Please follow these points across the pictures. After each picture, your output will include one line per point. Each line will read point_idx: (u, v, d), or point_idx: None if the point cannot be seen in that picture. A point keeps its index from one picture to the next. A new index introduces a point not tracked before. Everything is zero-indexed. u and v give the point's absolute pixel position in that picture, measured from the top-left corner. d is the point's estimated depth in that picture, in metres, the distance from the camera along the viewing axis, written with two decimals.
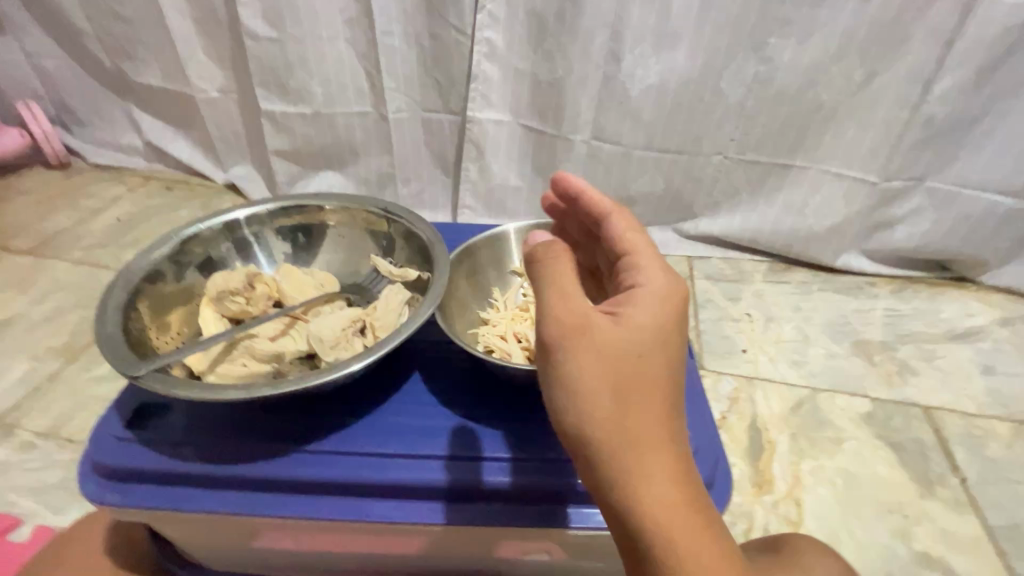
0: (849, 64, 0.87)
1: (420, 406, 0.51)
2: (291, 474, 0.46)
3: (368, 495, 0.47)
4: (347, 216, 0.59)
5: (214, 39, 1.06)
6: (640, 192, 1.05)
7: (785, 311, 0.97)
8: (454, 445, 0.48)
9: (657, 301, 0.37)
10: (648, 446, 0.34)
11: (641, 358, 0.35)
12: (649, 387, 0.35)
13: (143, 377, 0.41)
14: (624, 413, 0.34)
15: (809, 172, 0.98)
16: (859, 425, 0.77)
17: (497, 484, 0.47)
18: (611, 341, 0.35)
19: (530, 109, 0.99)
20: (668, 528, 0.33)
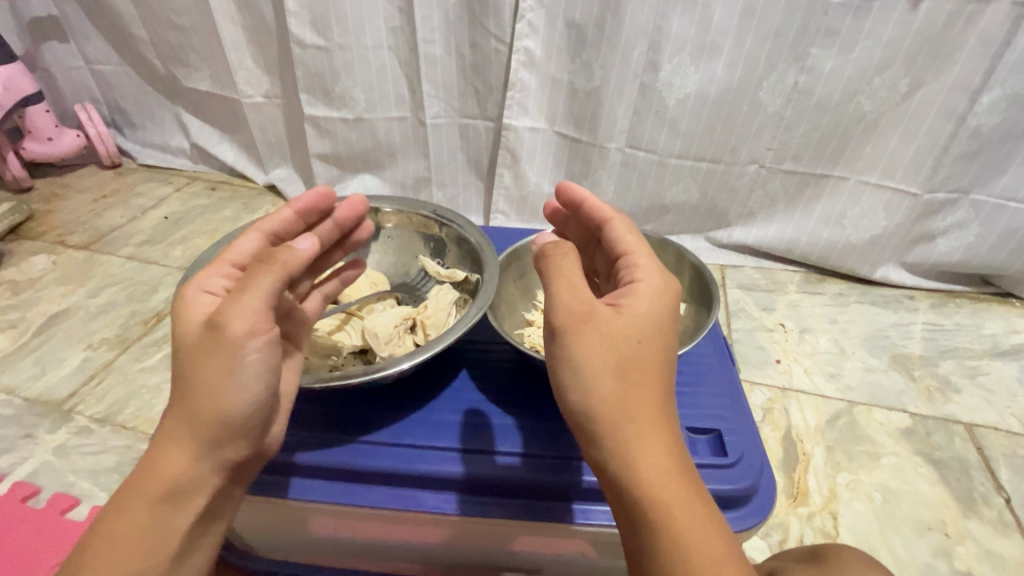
0: (893, 74, 0.86)
1: (469, 403, 0.53)
2: (345, 464, 0.49)
3: (421, 487, 0.49)
4: (400, 218, 0.62)
5: (262, 47, 1.11)
6: (674, 200, 1.05)
7: (821, 323, 0.96)
8: (498, 440, 0.50)
9: (653, 292, 0.41)
10: (646, 420, 0.37)
11: (640, 343, 0.38)
12: (647, 367, 0.38)
13: None
14: (626, 391, 0.37)
15: (847, 183, 0.97)
16: (898, 441, 0.76)
17: (527, 480, 0.48)
18: (612, 326, 0.39)
19: (566, 117, 1.00)
20: (663, 495, 0.35)
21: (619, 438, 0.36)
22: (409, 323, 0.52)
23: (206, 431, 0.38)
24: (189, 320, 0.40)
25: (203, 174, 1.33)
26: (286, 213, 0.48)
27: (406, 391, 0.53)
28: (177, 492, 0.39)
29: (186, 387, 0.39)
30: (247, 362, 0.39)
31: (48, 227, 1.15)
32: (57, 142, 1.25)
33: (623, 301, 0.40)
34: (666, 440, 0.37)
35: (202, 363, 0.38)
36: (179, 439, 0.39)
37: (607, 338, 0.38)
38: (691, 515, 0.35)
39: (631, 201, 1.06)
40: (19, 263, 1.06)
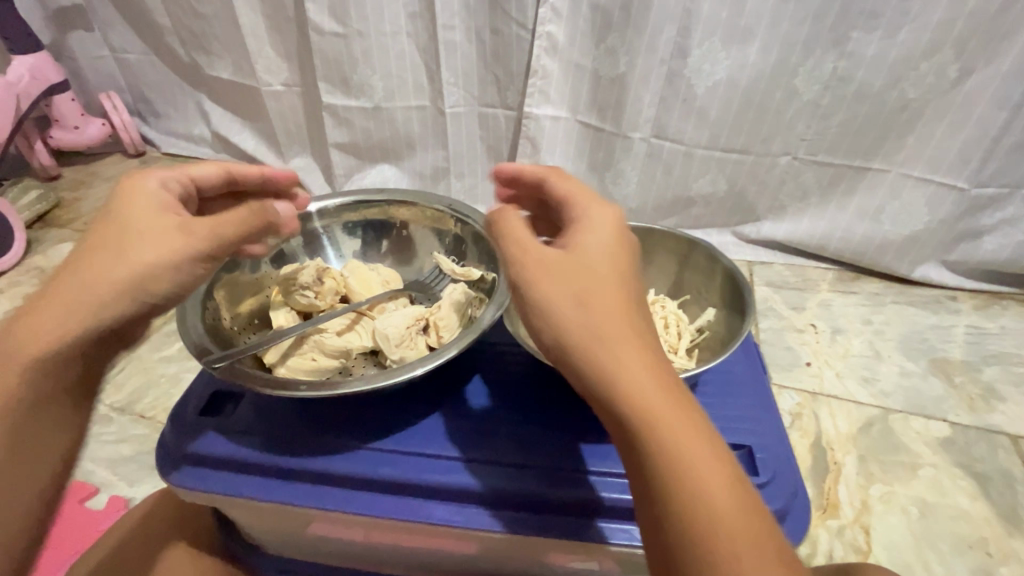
0: (942, 59, 0.81)
1: (484, 411, 0.51)
2: (359, 472, 0.47)
3: (433, 497, 0.47)
4: (413, 211, 0.60)
5: (282, 34, 1.09)
6: (700, 193, 1.01)
7: (855, 324, 0.91)
8: (516, 452, 0.48)
9: (599, 222, 0.40)
10: (637, 353, 0.34)
11: (593, 268, 0.37)
12: (626, 300, 0.36)
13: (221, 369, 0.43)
14: (592, 317, 0.35)
15: (887, 176, 0.92)
16: (936, 451, 0.72)
17: (543, 493, 0.46)
18: (582, 261, 0.37)
19: (589, 105, 0.97)
20: (666, 431, 0.33)
21: (608, 376, 0.34)
22: (421, 324, 0.50)
23: (98, 310, 0.39)
24: (126, 199, 0.43)
25: (224, 163, 1.33)
26: (256, 172, 0.52)
27: (421, 396, 0.51)
28: (45, 358, 0.38)
29: (92, 258, 0.40)
30: (170, 258, 0.41)
31: (74, 215, 1.17)
32: (83, 130, 1.26)
33: (588, 238, 0.39)
34: (663, 373, 0.34)
35: (126, 242, 0.41)
36: (64, 310, 0.38)
37: (580, 273, 0.36)
38: (696, 447, 0.33)
39: (655, 193, 1.02)
40: (45, 250, 1.07)
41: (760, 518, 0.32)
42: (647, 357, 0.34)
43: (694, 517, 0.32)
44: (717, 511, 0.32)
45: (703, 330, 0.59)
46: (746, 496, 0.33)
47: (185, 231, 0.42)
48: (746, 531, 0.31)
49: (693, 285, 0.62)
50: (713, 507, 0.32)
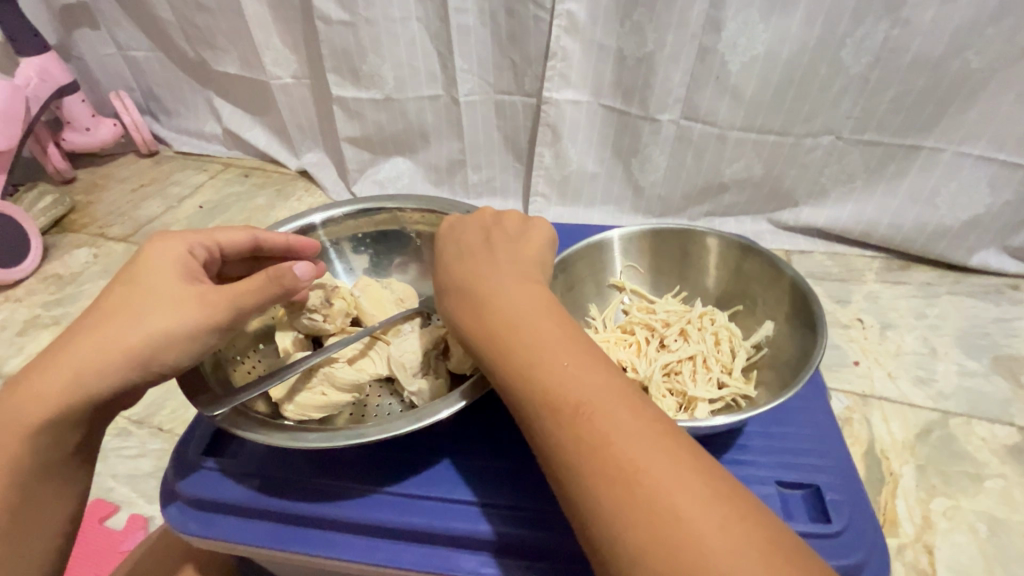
0: (1011, 23, 0.72)
1: (506, 446, 0.48)
2: (375, 519, 0.45)
3: (457, 546, 0.45)
4: (429, 219, 0.56)
5: (289, 25, 1.05)
6: (734, 178, 0.94)
7: (907, 318, 0.84)
8: (541, 497, 0.45)
9: (441, 233, 0.47)
10: (498, 292, 0.40)
11: (438, 263, 0.45)
12: (487, 257, 0.43)
13: (221, 417, 0.40)
14: (443, 299, 0.42)
15: (942, 155, 0.84)
16: (1006, 460, 0.66)
17: (578, 545, 0.43)
18: (450, 247, 0.45)
19: (613, 88, 0.90)
20: (529, 345, 0.37)
21: (475, 318, 0.39)
22: (440, 347, 0.48)
23: (105, 370, 0.40)
24: (150, 264, 0.43)
25: (236, 160, 1.30)
26: (282, 238, 0.50)
27: (441, 432, 0.49)
28: (60, 417, 0.40)
29: (103, 321, 0.41)
30: (185, 328, 0.40)
31: (90, 219, 1.15)
32: (95, 132, 1.24)
33: (437, 247, 0.46)
34: (524, 300, 0.39)
35: (136, 306, 0.41)
36: (74, 373, 0.40)
37: (444, 263, 0.44)
38: (561, 353, 0.36)
39: (685, 179, 0.96)
40: (62, 257, 1.06)
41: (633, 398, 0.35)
42: (508, 293, 0.40)
43: (565, 409, 0.34)
44: (584, 398, 0.34)
45: (762, 347, 0.54)
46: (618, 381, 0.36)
47: (203, 299, 0.41)
48: (614, 408, 0.34)
49: (764, 300, 0.55)
50: (581, 395, 0.34)
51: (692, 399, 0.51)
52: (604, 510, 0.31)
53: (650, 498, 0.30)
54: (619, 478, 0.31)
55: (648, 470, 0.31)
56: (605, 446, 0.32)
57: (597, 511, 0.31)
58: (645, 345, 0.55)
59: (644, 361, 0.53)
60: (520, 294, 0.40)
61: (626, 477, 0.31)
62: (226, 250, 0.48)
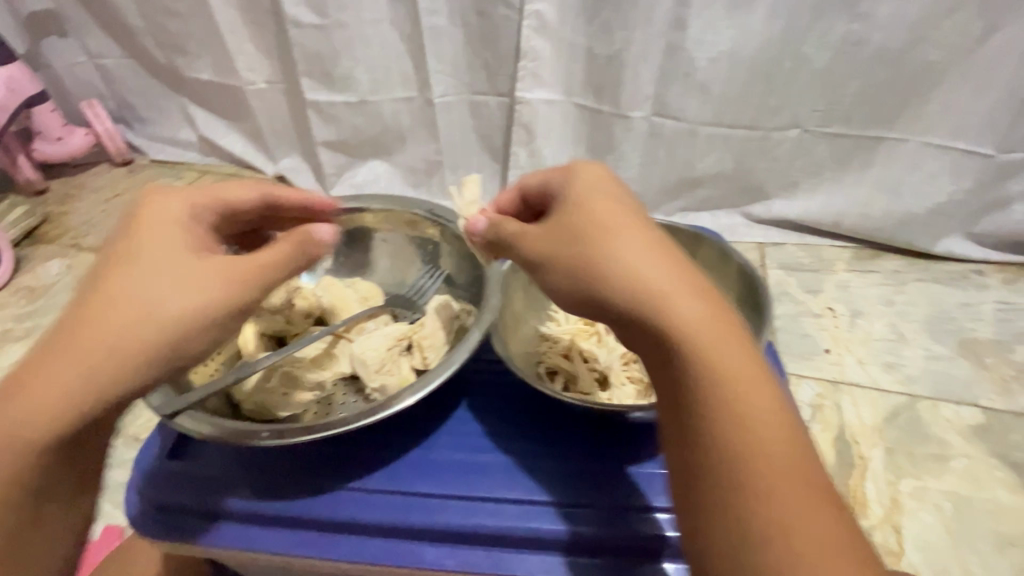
0: (966, 16, 0.74)
1: (465, 442, 0.51)
2: (342, 516, 0.47)
3: (422, 539, 0.48)
4: (392, 219, 0.58)
5: (260, 30, 1.05)
6: (707, 173, 0.96)
7: (876, 306, 0.86)
8: (496, 488, 0.48)
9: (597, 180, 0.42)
10: (650, 270, 0.36)
11: (596, 212, 0.39)
12: (629, 224, 0.38)
13: (181, 417, 0.41)
14: (633, 253, 0.37)
15: (905, 146, 0.86)
16: (970, 440, 0.68)
17: (532, 531, 0.47)
18: (616, 204, 0.40)
19: (585, 86, 0.91)
20: (688, 330, 0.35)
21: (618, 291, 0.36)
22: (404, 344, 0.49)
23: (125, 361, 0.37)
24: (159, 234, 0.40)
25: (212, 166, 1.29)
26: (300, 198, 0.52)
27: (401, 429, 0.51)
28: (76, 421, 0.36)
29: (110, 306, 0.37)
30: (202, 307, 0.39)
31: (63, 230, 1.14)
32: (67, 141, 1.22)
33: (592, 193, 0.41)
34: (679, 281, 0.36)
35: (155, 288, 0.38)
36: (95, 366, 0.36)
37: (619, 217, 0.39)
38: (716, 340, 0.35)
39: (659, 175, 0.97)
40: (35, 269, 1.05)
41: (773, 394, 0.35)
42: (659, 270, 0.36)
43: (716, 400, 0.34)
44: (739, 391, 0.34)
45: None
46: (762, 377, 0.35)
47: (222, 275, 0.40)
48: (763, 407, 0.34)
49: None
50: (740, 387, 0.34)
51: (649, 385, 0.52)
52: (737, 496, 0.32)
53: (788, 496, 0.32)
54: (762, 471, 0.32)
55: (787, 469, 0.32)
56: (753, 441, 0.33)
57: (731, 497, 0.32)
58: (606, 334, 0.55)
59: (605, 350, 0.54)
60: (675, 272, 0.36)
61: (766, 473, 0.32)
62: (232, 211, 0.47)
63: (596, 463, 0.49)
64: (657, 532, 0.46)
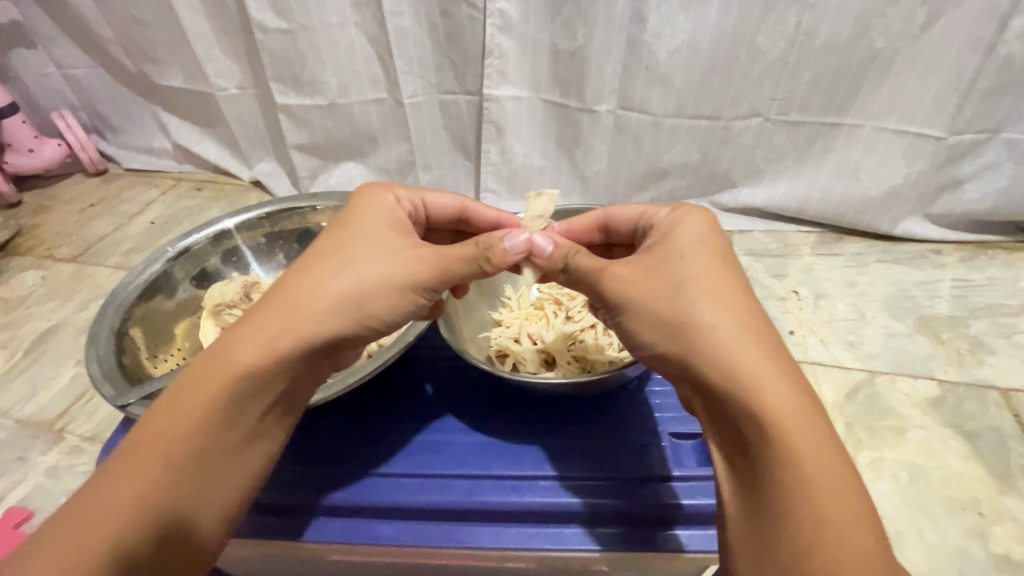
0: (910, 3, 0.77)
1: (421, 421, 0.50)
2: (291, 499, 0.47)
3: (374, 516, 0.47)
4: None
5: (228, 35, 1.05)
6: (673, 164, 0.98)
7: (839, 287, 0.88)
8: (452, 463, 0.47)
9: (690, 229, 0.42)
10: (738, 327, 0.35)
11: (682, 256, 0.39)
12: (724, 277, 0.38)
13: (131, 405, 0.47)
14: (719, 293, 0.37)
15: (861, 131, 0.89)
16: (926, 413, 0.70)
17: (491, 506, 0.45)
18: (704, 251, 0.40)
19: (551, 83, 0.93)
20: (762, 385, 0.33)
21: (699, 344, 0.36)
22: None
23: (319, 324, 0.41)
24: (368, 220, 0.46)
25: (188, 174, 1.30)
26: (493, 213, 0.56)
27: (354, 411, 0.51)
28: (254, 377, 0.39)
29: (319, 269, 0.43)
30: (394, 289, 0.43)
31: (37, 241, 1.14)
32: (39, 153, 1.21)
33: (680, 234, 0.41)
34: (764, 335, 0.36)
35: (340, 276, 0.42)
36: (282, 327, 0.40)
37: (706, 261, 0.39)
38: (790, 402, 0.33)
39: (627, 167, 0.99)
40: (9, 281, 1.05)
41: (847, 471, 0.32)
42: (742, 329, 0.35)
43: (775, 454, 0.32)
44: (805, 457, 0.31)
45: None
46: (838, 452, 0.32)
47: (418, 260, 0.44)
48: (835, 479, 0.31)
49: None
50: (807, 456, 0.31)
51: (593, 362, 0.54)
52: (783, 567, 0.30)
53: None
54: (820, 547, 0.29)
55: (852, 555, 0.29)
56: (820, 515, 0.30)
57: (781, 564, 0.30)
58: (552, 318, 0.57)
59: (551, 331, 0.55)
60: (754, 332, 0.35)
61: (824, 551, 0.29)
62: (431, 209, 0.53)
63: (554, 434, 0.49)
64: (663, 501, 0.44)
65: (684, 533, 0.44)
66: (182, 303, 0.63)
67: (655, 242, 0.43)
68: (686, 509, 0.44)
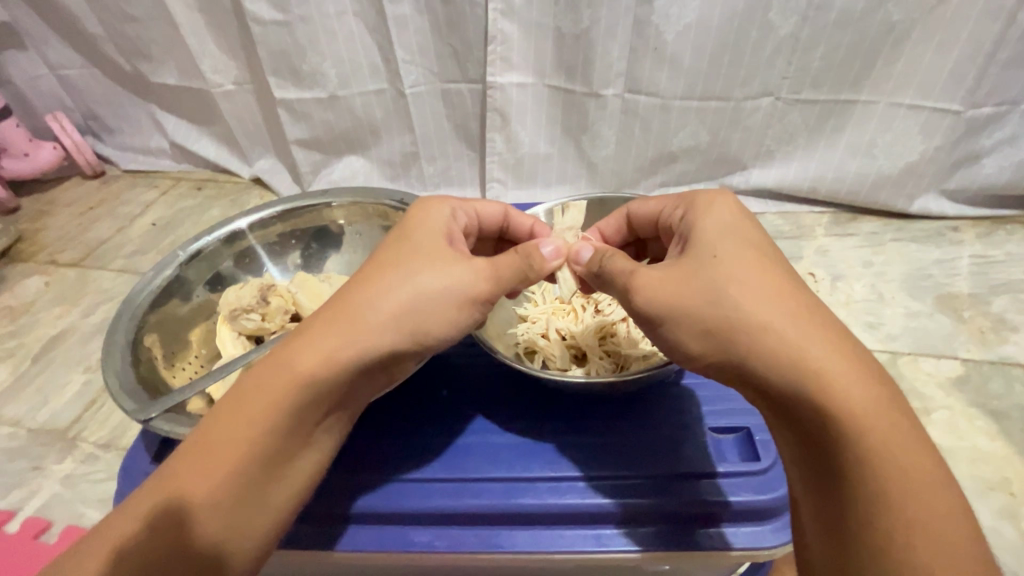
0: None
1: (451, 423, 0.49)
2: (328, 508, 0.46)
3: (409, 522, 0.46)
4: (359, 210, 0.65)
5: (223, 30, 1.02)
6: (683, 147, 0.96)
7: (855, 268, 0.87)
8: (486, 465, 0.46)
9: (720, 221, 0.41)
10: (792, 323, 0.35)
11: (715, 254, 0.38)
12: (764, 272, 0.37)
13: (154, 420, 0.46)
14: (766, 290, 0.36)
15: (877, 107, 0.87)
16: (950, 392, 0.69)
17: (531, 507, 0.45)
18: (738, 243, 0.39)
19: (556, 68, 0.90)
20: (828, 379, 0.33)
21: (757, 347, 0.35)
22: None
23: (378, 337, 0.40)
24: (419, 230, 0.45)
25: (188, 173, 1.28)
26: (528, 221, 0.53)
27: (389, 414, 0.50)
28: (314, 388, 0.39)
29: (376, 280, 0.42)
30: (453, 302, 0.41)
31: (38, 247, 1.12)
32: (35, 156, 1.19)
33: (710, 227, 0.41)
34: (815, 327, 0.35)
35: (377, 292, 0.41)
36: (339, 348, 0.39)
37: (746, 255, 0.38)
38: (858, 391, 0.33)
39: (635, 152, 0.97)
40: (12, 288, 1.03)
41: (920, 443, 0.32)
42: (799, 323, 0.35)
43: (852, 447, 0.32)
44: (879, 442, 0.32)
45: None
46: (909, 428, 0.33)
47: (474, 269, 0.42)
48: (910, 466, 0.31)
49: None
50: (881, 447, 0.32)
51: (627, 359, 0.53)
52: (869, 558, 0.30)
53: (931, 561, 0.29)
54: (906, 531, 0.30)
55: (934, 530, 0.30)
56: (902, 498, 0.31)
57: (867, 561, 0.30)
58: (580, 312, 0.56)
59: (579, 325, 0.55)
60: (812, 325, 0.35)
61: (909, 533, 0.30)
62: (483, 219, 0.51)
63: (590, 433, 0.47)
64: (704, 500, 0.44)
65: (730, 529, 0.44)
66: (197, 307, 0.61)
67: (685, 240, 0.42)
68: (735, 506, 0.43)
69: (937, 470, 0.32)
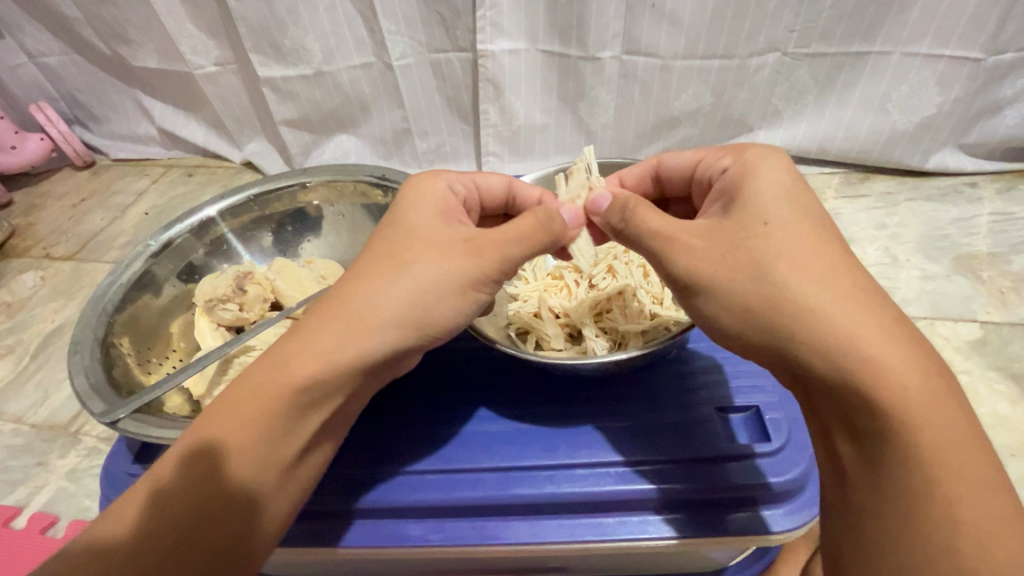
0: None
1: (449, 414, 0.48)
2: (327, 503, 0.45)
3: (402, 516, 0.45)
4: (338, 189, 0.63)
5: (200, 6, 0.98)
6: (685, 110, 0.92)
7: (869, 230, 0.84)
8: (487, 455, 0.45)
9: (770, 180, 0.38)
10: (839, 300, 0.33)
11: (767, 223, 0.36)
12: (818, 245, 0.35)
13: (123, 422, 0.45)
14: (815, 264, 0.34)
15: (891, 58, 0.81)
16: (968, 356, 0.67)
17: (537, 498, 0.43)
18: (785, 209, 0.37)
19: (549, 31, 0.85)
20: (883, 367, 0.31)
21: (804, 330, 0.33)
22: None
23: (377, 334, 0.39)
24: (391, 217, 0.44)
25: (178, 160, 1.25)
26: (535, 192, 0.51)
27: (380, 406, 0.49)
28: (294, 394, 0.38)
29: (358, 278, 0.40)
30: (441, 293, 0.39)
31: (32, 241, 1.10)
32: (22, 149, 1.16)
33: (759, 188, 0.38)
34: (864, 306, 0.33)
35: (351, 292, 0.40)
36: (316, 351, 0.38)
37: (794, 226, 0.36)
38: (914, 380, 0.31)
39: (635, 116, 0.93)
40: (8, 284, 1.02)
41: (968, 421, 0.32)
42: (852, 308, 0.33)
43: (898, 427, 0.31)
44: (933, 423, 0.31)
45: None
46: (965, 415, 0.32)
47: (475, 254, 0.40)
48: (949, 444, 0.31)
49: None
50: (928, 423, 0.31)
51: (625, 334, 0.51)
52: (917, 546, 0.31)
53: (991, 552, 0.29)
54: (952, 529, 0.30)
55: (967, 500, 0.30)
56: (945, 475, 0.31)
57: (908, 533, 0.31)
58: (574, 287, 0.54)
59: (573, 300, 0.53)
60: (868, 308, 0.33)
61: (967, 523, 0.30)
62: (485, 192, 0.50)
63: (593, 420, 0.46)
64: (741, 483, 0.41)
65: (752, 513, 0.42)
66: (172, 300, 0.60)
67: (730, 193, 0.40)
68: (760, 488, 0.41)
69: (973, 443, 0.32)
